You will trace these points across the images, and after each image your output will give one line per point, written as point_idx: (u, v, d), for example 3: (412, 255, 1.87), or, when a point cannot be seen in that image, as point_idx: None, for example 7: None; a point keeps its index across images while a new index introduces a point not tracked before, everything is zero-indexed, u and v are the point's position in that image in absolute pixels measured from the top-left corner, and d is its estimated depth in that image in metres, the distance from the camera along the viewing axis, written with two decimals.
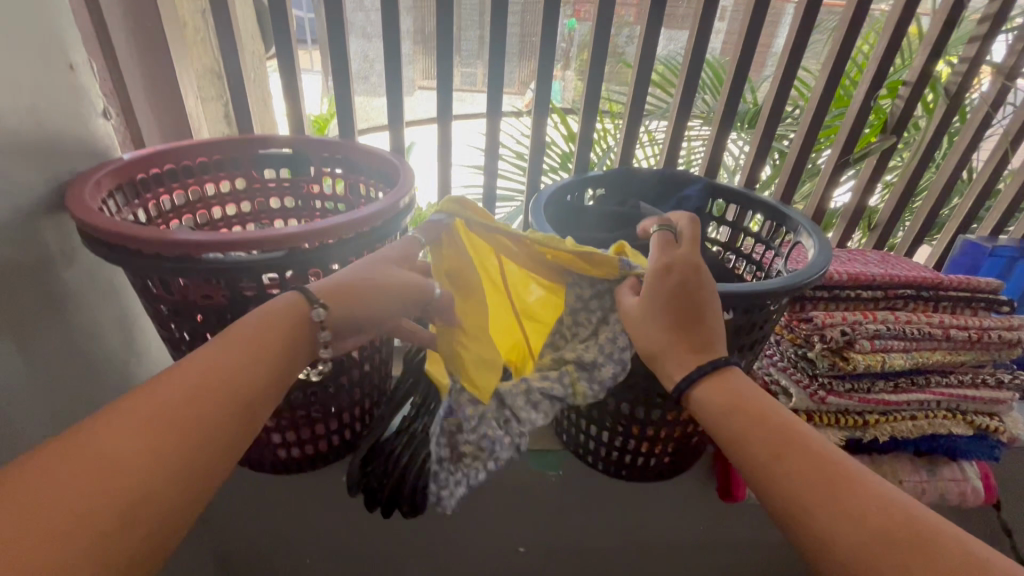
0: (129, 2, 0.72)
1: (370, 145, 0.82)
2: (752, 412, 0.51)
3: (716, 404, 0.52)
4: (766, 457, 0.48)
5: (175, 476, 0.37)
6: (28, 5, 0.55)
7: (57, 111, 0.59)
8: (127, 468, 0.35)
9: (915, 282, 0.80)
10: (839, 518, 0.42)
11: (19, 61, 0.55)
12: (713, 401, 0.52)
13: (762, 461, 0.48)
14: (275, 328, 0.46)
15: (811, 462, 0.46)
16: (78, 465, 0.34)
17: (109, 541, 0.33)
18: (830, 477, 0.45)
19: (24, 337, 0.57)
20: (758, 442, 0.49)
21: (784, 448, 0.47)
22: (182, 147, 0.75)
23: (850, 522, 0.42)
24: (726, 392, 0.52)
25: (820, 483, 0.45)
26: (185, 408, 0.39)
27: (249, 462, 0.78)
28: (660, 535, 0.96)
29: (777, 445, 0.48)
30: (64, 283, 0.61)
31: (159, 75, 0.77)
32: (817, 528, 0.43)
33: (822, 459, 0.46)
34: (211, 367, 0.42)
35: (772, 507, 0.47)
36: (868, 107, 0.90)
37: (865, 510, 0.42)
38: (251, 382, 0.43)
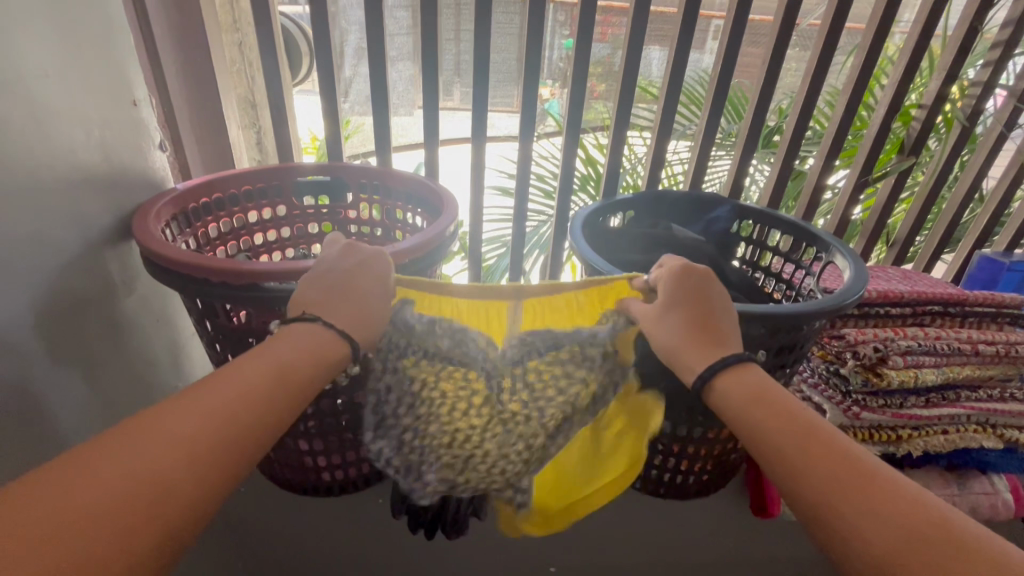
0: (184, 40, 0.75)
1: (408, 172, 0.85)
2: (774, 404, 0.45)
3: (737, 396, 0.46)
4: (787, 449, 0.42)
5: (178, 490, 0.34)
6: (102, 48, 0.58)
7: (123, 146, 0.61)
8: (135, 473, 0.33)
9: (942, 299, 0.82)
10: (866, 515, 0.37)
11: (92, 99, 0.57)
12: (735, 392, 0.46)
13: (787, 455, 0.42)
14: (299, 347, 0.45)
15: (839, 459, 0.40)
16: (103, 466, 0.33)
17: (94, 544, 0.30)
18: (857, 474, 0.39)
19: (88, 364, 0.58)
20: (779, 434, 0.43)
21: (810, 441, 0.42)
22: (229, 176, 0.77)
23: (879, 520, 0.36)
24: (745, 384, 0.47)
25: (849, 481, 0.39)
26: (207, 422, 0.37)
27: (291, 485, 0.79)
28: (693, 553, 0.96)
29: (800, 438, 0.42)
30: (124, 310, 0.63)
31: (207, 108, 0.80)
32: (843, 525, 0.37)
33: (846, 455, 0.40)
34: (239, 385, 0.41)
35: (795, 504, 0.41)
36: (886, 129, 0.93)
37: (894, 507, 0.37)
38: (270, 406, 0.41)
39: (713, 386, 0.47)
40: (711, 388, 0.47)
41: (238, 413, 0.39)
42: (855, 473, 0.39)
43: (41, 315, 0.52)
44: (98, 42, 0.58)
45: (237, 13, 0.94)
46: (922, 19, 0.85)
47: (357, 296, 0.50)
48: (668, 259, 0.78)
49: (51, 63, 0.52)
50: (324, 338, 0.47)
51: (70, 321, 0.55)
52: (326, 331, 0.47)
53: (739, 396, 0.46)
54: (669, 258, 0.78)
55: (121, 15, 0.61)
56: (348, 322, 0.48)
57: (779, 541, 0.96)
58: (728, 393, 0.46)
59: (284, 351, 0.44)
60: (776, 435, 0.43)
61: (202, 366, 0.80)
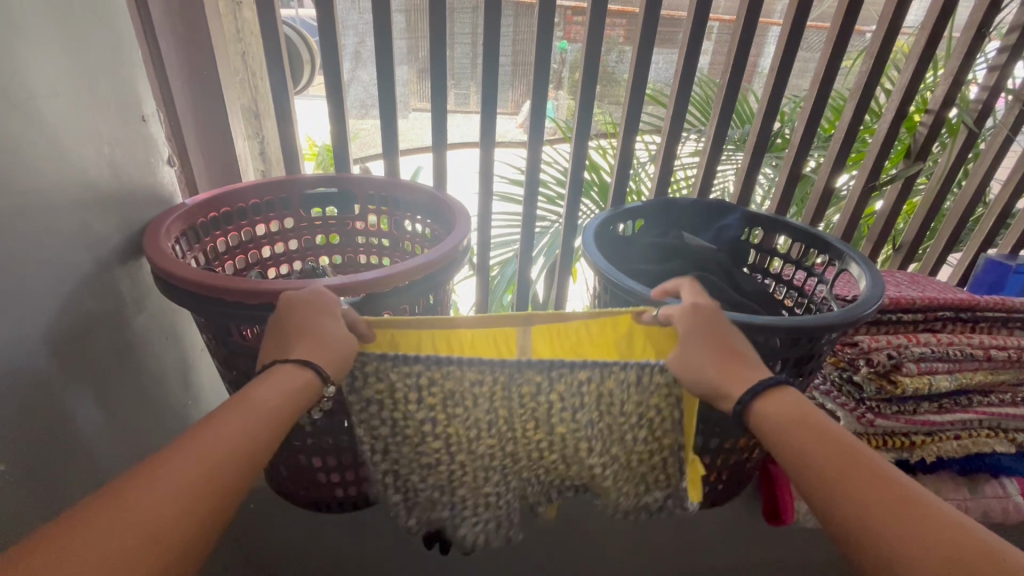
0: (190, 52, 0.74)
1: (416, 183, 0.84)
2: (815, 427, 0.44)
3: (777, 419, 0.45)
4: (829, 473, 0.41)
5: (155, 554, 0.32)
6: (111, 64, 0.57)
7: (132, 163, 0.61)
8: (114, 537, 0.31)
9: (953, 304, 0.82)
10: (911, 542, 0.36)
11: (101, 116, 0.56)
12: (774, 414, 0.46)
13: (827, 478, 0.41)
14: (287, 385, 0.44)
15: (879, 485, 0.40)
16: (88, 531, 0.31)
17: None
18: (900, 501, 0.38)
19: (99, 385, 0.57)
20: (820, 458, 0.42)
21: (850, 467, 0.41)
22: (237, 190, 0.76)
23: (923, 547, 0.36)
24: (784, 406, 0.46)
25: (886, 510, 0.38)
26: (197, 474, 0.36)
27: (304, 502, 0.78)
28: (707, 560, 0.95)
29: (841, 462, 0.42)
30: (134, 329, 0.62)
31: (214, 122, 0.79)
32: (886, 552, 0.37)
33: (889, 481, 0.40)
34: (239, 432, 0.40)
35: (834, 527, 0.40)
36: (894, 134, 0.93)
37: (940, 535, 0.36)
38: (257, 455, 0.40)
39: (752, 409, 0.47)
40: (749, 410, 0.47)
41: (228, 454, 0.38)
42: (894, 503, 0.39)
43: (52, 338, 0.51)
44: (105, 57, 0.57)
45: (240, 23, 0.93)
46: (929, 24, 0.85)
47: (313, 330, 0.49)
48: (681, 267, 0.77)
49: (59, 80, 0.51)
50: (306, 377, 0.45)
51: (81, 342, 0.54)
52: (305, 370, 0.46)
53: (777, 419, 0.45)
54: (682, 267, 0.77)
55: (129, 29, 0.60)
56: (313, 355, 0.47)
57: (792, 548, 0.95)
58: (765, 415, 0.46)
59: (264, 392, 0.43)
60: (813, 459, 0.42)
61: (211, 382, 0.79)
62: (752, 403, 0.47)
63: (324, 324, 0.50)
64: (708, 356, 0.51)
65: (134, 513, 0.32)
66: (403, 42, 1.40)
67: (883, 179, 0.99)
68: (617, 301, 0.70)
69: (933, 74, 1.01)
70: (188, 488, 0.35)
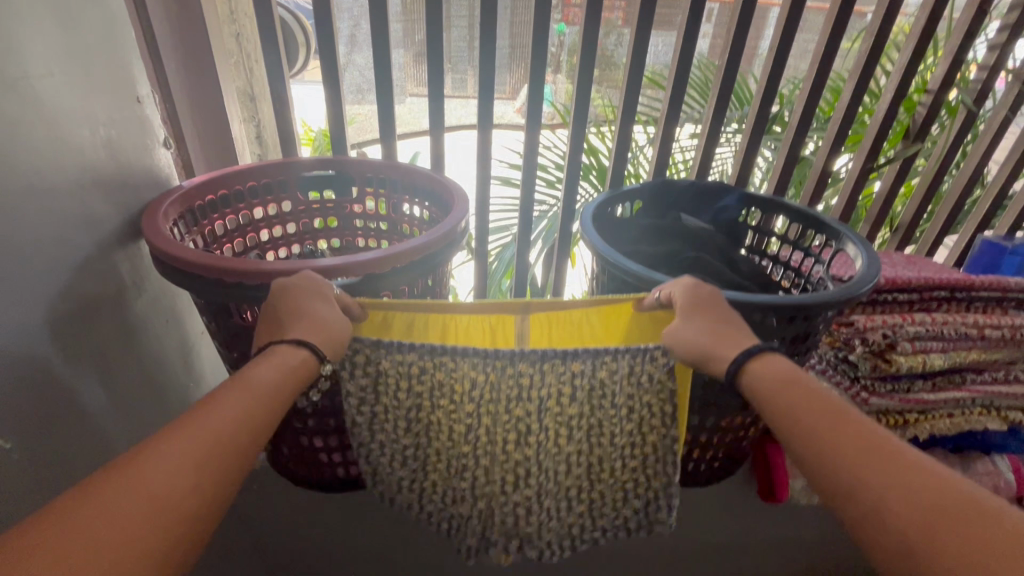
0: (184, 32, 0.73)
1: (414, 165, 0.84)
2: (806, 389, 0.45)
3: (769, 381, 0.46)
4: (818, 430, 0.42)
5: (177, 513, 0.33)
6: (105, 43, 0.57)
7: (128, 144, 0.60)
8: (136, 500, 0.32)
9: (948, 284, 0.83)
10: (895, 491, 0.37)
11: (97, 97, 0.56)
12: (768, 377, 0.47)
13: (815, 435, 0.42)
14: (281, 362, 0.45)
15: (867, 447, 0.40)
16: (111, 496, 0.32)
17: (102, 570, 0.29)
18: (886, 454, 0.39)
19: (101, 366, 0.58)
20: (810, 416, 0.43)
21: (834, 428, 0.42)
22: (234, 173, 0.76)
23: (906, 495, 0.37)
24: (776, 372, 0.47)
25: (868, 469, 0.39)
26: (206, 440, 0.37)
27: (307, 482, 0.79)
28: (703, 539, 0.97)
29: (829, 420, 0.43)
30: (135, 311, 0.62)
31: (210, 104, 0.79)
32: (869, 501, 0.38)
33: (877, 438, 0.41)
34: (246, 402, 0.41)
35: (821, 482, 0.41)
36: (893, 114, 0.93)
37: (924, 484, 0.37)
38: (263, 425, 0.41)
39: (746, 370, 0.47)
40: (743, 371, 0.48)
41: (235, 423, 0.39)
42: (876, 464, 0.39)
43: (53, 320, 0.51)
44: (99, 37, 0.56)
45: (233, 3, 0.92)
46: (930, 2, 0.84)
47: (307, 313, 0.49)
48: (678, 248, 0.78)
49: (53, 60, 0.50)
50: (301, 356, 0.46)
51: (83, 324, 0.55)
52: (298, 350, 0.46)
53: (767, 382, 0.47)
54: (679, 248, 0.78)
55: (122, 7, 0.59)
56: (308, 333, 0.47)
57: (787, 525, 0.97)
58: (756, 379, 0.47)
59: (259, 370, 0.43)
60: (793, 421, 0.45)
61: (213, 365, 0.79)
62: (747, 365, 0.48)
63: (321, 307, 0.50)
64: (701, 335, 0.52)
65: (143, 497, 0.32)
66: (398, 24, 1.38)
67: (881, 161, 0.98)
68: (614, 282, 0.70)
69: (933, 55, 1.01)
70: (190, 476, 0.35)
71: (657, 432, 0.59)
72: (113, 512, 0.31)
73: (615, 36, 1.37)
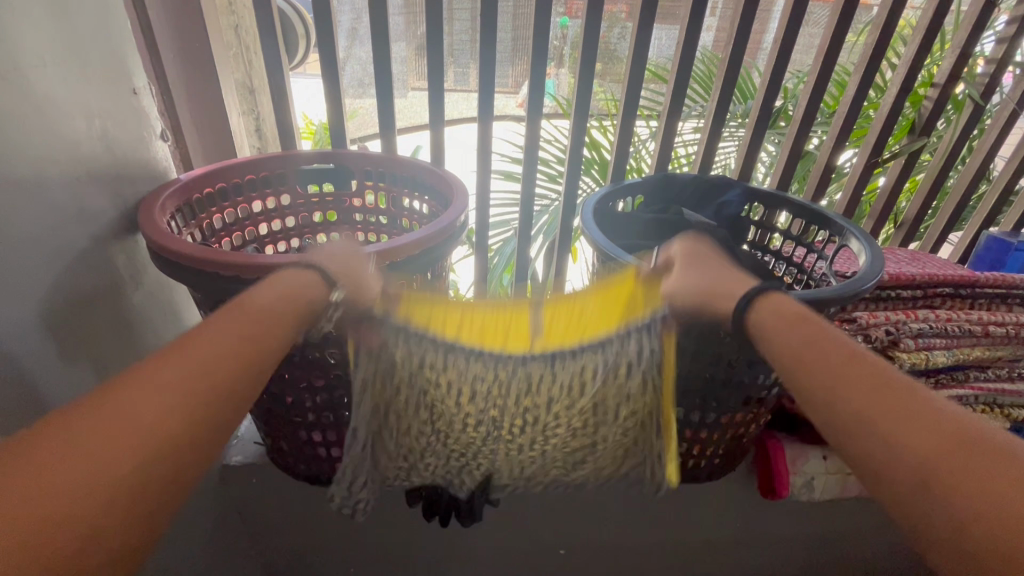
0: (181, 24, 0.72)
1: (413, 159, 0.83)
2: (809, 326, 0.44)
3: (774, 320, 0.45)
4: (824, 364, 0.41)
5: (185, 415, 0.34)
6: (100, 34, 0.56)
7: (125, 137, 0.60)
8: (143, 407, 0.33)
9: (952, 280, 0.82)
10: (906, 422, 0.36)
11: (92, 89, 0.55)
12: (773, 316, 0.46)
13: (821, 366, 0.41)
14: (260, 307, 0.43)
15: (872, 396, 0.38)
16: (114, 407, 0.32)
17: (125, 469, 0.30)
18: (890, 386, 0.38)
19: (99, 360, 0.57)
20: (815, 350, 0.42)
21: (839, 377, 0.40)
22: (233, 166, 0.75)
23: (916, 427, 0.35)
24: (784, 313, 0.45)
25: (877, 402, 0.38)
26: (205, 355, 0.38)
27: (306, 477, 0.79)
28: (701, 534, 0.97)
29: (835, 356, 0.41)
30: (132, 305, 0.62)
31: (208, 97, 0.78)
32: (880, 432, 0.36)
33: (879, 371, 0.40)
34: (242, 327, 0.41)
35: (826, 413, 0.39)
36: (898, 109, 0.92)
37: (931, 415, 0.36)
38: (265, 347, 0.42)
39: (750, 312, 0.46)
40: (748, 313, 0.47)
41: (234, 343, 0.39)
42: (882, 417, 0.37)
43: (47, 314, 0.51)
44: (93, 27, 0.55)
45: None
46: None
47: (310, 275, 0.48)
48: None
49: (47, 51, 0.50)
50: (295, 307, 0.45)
51: (79, 318, 0.54)
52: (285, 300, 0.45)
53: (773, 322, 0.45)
54: None
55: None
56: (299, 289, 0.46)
57: (786, 522, 0.97)
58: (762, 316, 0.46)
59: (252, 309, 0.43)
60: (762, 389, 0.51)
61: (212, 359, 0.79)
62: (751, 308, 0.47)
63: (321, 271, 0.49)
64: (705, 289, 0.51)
65: (130, 431, 0.31)
66: (399, 17, 1.37)
67: (885, 157, 0.97)
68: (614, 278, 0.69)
69: (940, 49, 0.99)
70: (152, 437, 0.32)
71: (649, 423, 0.59)
72: (61, 485, 0.28)
73: (618, 29, 1.35)
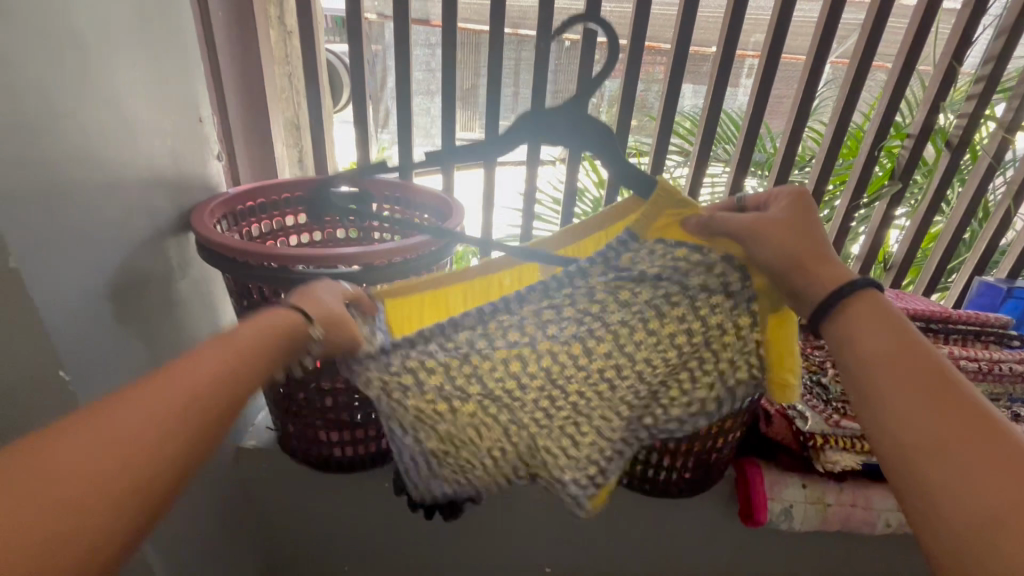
0: (243, 71, 0.89)
1: (425, 187, 0.94)
2: (896, 353, 0.46)
3: (862, 334, 0.48)
4: (881, 380, 0.46)
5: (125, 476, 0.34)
6: (182, 77, 0.72)
7: (190, 154, 0.74)
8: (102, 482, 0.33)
9: (924, 315, 0.86)
10: (895, 418, 0.44)
11: (170, 115, 0.70)
12: (855, 328, 0.49)
13: (906, 381, 0.44)
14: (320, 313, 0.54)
15: (920, 410, 0.43)
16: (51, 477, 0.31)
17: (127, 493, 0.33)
18: (940, 407, 0.42)
19: (148, 331, 0.69)
20: (889, 370, 0.45)
21: (908, 372, 0.45)
22: (273, 184, 0.88)
23: (903, 423, 0.43)
24: (874, 309, 0.49)
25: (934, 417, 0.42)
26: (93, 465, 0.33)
27: (304, 459, 0.86)
28: (687, 556, 0.98)
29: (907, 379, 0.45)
30: (177, 291, 0.74)
31: (259, 128, 0.94)
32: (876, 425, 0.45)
33: (957, 405, 0.42)
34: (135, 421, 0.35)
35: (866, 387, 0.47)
36: (874, 157, 0.99)
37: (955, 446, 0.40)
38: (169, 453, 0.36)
39: (831, 312, 0.50)
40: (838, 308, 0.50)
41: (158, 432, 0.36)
42: (946, 423, 0.41)
43: (116, 287, 0.63)
44: (177, 72, 0.71)
45: (289, 48, 1.07)
46: (902, 60, 0.92)
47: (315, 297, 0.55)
48: None
49: (135, 83, 0.63)
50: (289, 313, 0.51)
51: (137, 294, 0.67)
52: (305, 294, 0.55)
53: (857, 313, 0.49)
54: None
55: (196, 48, 0.74)
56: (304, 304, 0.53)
57: (773, 551, 0.98)
58: (842, 316, 0.50)
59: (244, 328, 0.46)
60: (790, 237, 0.54)
61: (240, 353, 0.91)
62: (838, 310, 0.50)
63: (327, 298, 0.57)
64: None
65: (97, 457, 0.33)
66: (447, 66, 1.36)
67: (941, 122, 0.98)
68: None
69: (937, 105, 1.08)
70: (172, 469, 0.36)
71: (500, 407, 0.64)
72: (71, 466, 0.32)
73: (654, 86, 1.42)
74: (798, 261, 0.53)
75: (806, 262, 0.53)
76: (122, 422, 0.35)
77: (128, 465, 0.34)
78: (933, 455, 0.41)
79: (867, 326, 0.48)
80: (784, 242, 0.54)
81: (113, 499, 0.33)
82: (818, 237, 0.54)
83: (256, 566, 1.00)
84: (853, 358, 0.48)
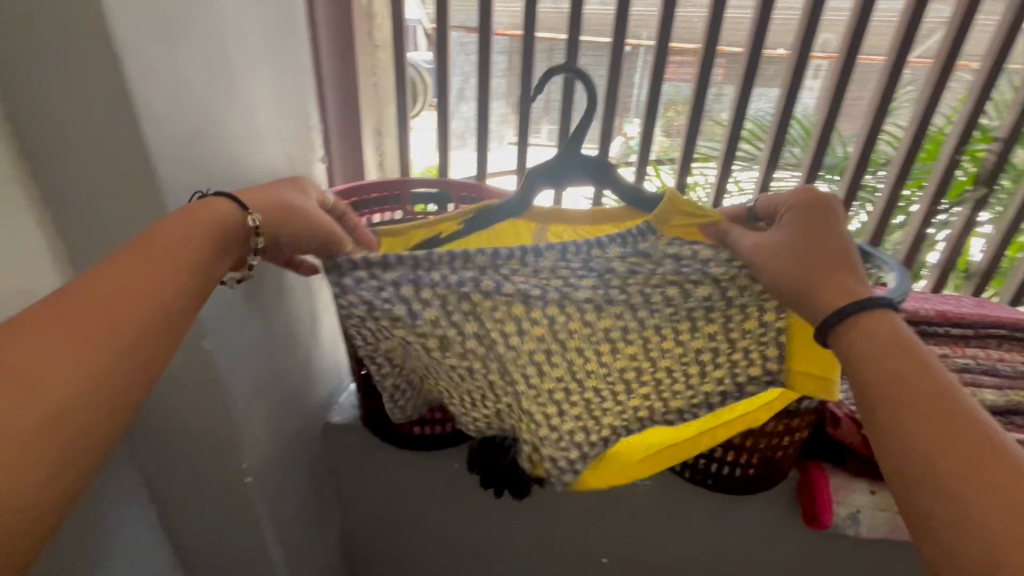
0: (341, 83, 0.99)
1: (500, 188, 1.01)
2: (900, 380, 0.48)
3: (868, 360, 0.50)
4: (885, 408, 0.48)
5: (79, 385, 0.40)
6: (297, 90, 0.82)
7: (301, 157, 0.84)
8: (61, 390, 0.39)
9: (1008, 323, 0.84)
10: (901, 446, 0.47)
11: (287, 123, 0.80)
12: (862, 354, 0.51)
13: (909, 408, 0.47)
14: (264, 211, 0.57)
15: (936, 425, 0.45)
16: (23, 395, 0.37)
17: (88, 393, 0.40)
18: (940, 435, 0.45)
19: (265, 312, 0.79)
20: (892, 398, 0.48)
21: (909, 399, 0.47)
22: (365, 184, 0.97)
23: (907, 450, 0.46)
24: (878, 334, 0.51)
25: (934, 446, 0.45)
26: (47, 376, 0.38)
27: (386, 436, 0.94)
28: (747, 556, 0.99)
29: (907, 405, 0.47)
30: (287, 278, 0.83)
31: (352, 134, 1.03)
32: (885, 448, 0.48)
33: (956, 432, 0.45)
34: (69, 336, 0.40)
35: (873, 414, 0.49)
36: (956, 161, 0.97)
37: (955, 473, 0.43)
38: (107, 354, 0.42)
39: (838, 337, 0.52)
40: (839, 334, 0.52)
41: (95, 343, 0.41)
42: (955, 447, 0.44)
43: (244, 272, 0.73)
44: (294, 85, 0.80)
45: None
46: (989, 63, 0.90)
47: (270, 196, 0.58)
48: None
49: (265, 97, 0.73)
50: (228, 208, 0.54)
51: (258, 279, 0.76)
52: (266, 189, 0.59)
53: (864, 338, 0.51)
54: None
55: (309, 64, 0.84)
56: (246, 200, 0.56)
57: (837, 558, 0.97)
58: (846, 341, 0.52)
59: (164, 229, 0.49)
60: (792, 260, 0.56)
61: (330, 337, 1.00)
62: (842, 334, 0.52)
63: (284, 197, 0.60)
64: None
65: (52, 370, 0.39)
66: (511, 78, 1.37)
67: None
68: None
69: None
70: (122, 377, 0.43)
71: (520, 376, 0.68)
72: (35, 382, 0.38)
73: None
74: (802, 284, 0.55)
75: (814, 290, 0.54)
76: (65, 337, 0.40)
77: (77, 369, 0.40)
78: (936, 481, 0.44)
79: (871, 352, 0.50)
80: (784, 263, 0.57)
81: (74, 404, 0.39)
82: (832, 248, 0.56)
83: (335, 534, 1.10)
84: (860, 385, 0.50)
